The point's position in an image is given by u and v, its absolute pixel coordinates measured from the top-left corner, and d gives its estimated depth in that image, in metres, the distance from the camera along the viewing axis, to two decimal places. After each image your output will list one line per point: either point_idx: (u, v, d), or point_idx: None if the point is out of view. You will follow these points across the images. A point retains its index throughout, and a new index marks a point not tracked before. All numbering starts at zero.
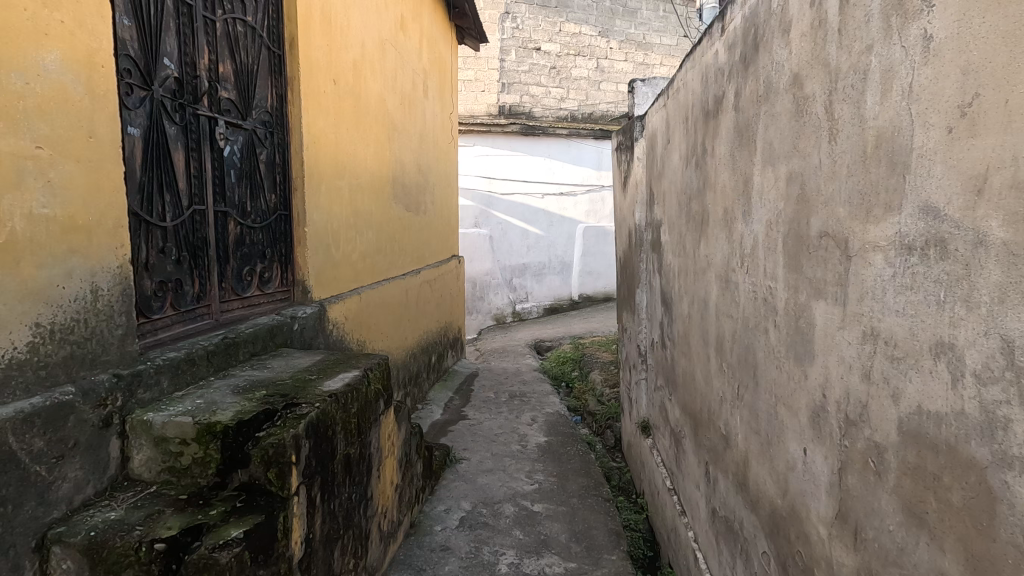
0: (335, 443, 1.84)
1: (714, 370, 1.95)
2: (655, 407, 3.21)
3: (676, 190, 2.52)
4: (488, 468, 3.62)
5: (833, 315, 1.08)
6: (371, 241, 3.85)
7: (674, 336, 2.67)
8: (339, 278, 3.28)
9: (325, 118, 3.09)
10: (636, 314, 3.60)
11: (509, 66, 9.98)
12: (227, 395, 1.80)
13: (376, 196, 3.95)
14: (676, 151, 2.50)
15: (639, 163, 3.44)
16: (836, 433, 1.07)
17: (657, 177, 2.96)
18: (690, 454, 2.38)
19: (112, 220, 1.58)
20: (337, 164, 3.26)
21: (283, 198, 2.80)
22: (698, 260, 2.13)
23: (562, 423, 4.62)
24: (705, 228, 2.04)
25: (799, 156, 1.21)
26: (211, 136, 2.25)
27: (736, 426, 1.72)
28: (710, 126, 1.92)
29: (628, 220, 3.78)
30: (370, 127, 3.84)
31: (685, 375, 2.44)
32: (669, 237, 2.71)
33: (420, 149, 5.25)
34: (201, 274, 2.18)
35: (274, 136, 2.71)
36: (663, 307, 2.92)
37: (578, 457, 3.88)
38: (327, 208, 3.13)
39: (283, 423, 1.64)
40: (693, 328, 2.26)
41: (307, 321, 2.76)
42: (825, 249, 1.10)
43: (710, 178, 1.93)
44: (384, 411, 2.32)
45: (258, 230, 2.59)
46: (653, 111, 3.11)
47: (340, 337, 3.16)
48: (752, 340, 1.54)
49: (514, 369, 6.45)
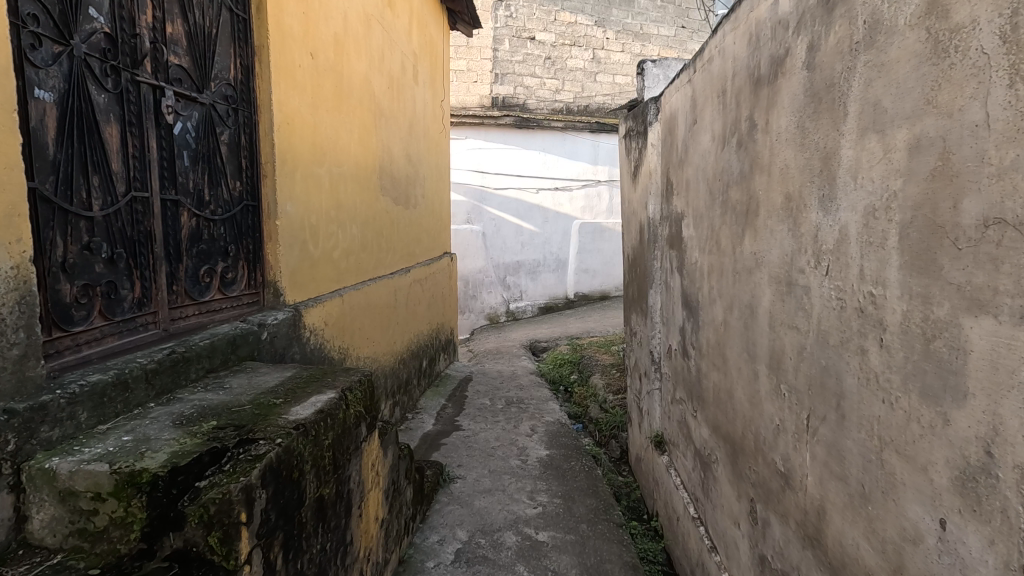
0: (304, 486, 1.48)
1: (766, 392, 1.61)
2: (673, 421, 2.88)
3: (706, 177, 2.17)
4: (485, 488, 3.27)
5: (1011, 341, 0.75)
6: (355, 237, 3.47)
7: (701, 345, 2.33)
8: (319, 278, 2.91)
9: (301, 98, 2.71)
10: (649, 317, 3.27)
11: (502, 56, 9.62)
12: (165, 428, 1.43)
13: (360, 187, 3.58)
14: (707, 133, 2.16)
15: (653, 149, 3.09)
16: (1016, 512, 0.75)
17: (679, 165, 2.62)
18: (726, 486, 2.04)
19: (5, 208, 1.22)
20: (316, 150, 2.89)
21: (250, 186, 2.41)
22: (741, 257, 1.80)
23: (564, 434, 4.28)
24: (751, 221, 1.71)
25: (935, 115, 0.88)
26: (156, 109, 1.87)
27: (803, 465, 1.39)
28: (761, 96, 1.59)
29: (639, 214, 3.44)
30: (353, 110, 3.46)
31: (718, 390, 2.11)
32: (695, 233, 2.37)
33: (410, 138, 4.87)
34: (143, 275, 1.81)
35: (238, 113, 2.32)
36: (685, 310, 2.58)
37: (584, 474, 3.55)
38: (304, 200, 2.77)
39: (232, 469, 1.28)
40: (732, 338, 1.92)
41: (278, 328, 2.39)
42: (994, 244, 0.77)
43: (762, 159, 1.60)
44: (367, 437, 1.97)
45: (219, 223, 2.21)
46: (672, 90, 2.78)
47: (318, 345, 2.79)
48: (835, 361, 1.21)
49: (510, 372, 6.10)
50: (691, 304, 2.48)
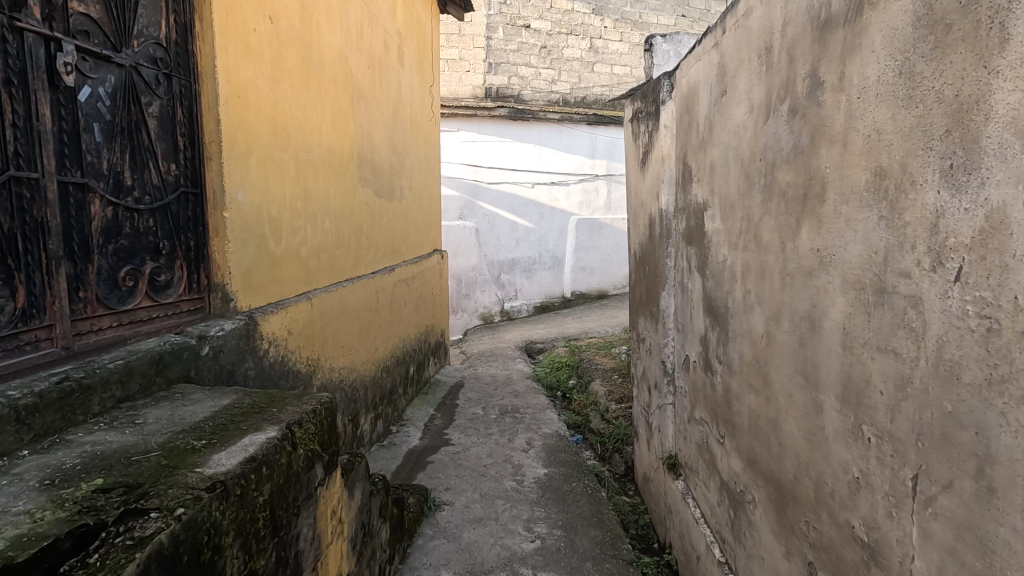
0: (221, 567, 1.09)
1: (834, 432, 1.25)
2: (692, 443, 2.52)
3: (740, 158, 1.80)
4: (475, 517, 2.89)
5: None
6: (327, 232, 3.07)
7: (731, 361, 1.96)
8: (281, 280, 2.52)
9: (258, 68, 2.31)
10: (660, 323, 2.90)
11: (496, 44, 9.22)
12: (23, 494, 1.04)
13: (334, 175, 3.17)
14: (740, 104, 1.78)
15: (666, 132, 2.72)
16: None
17: (701, 147, 2.24)
18: (767, 537, 1.67)
19: None
20: (278, 130, 2.49)
21: (192, 170, 2.01)
22: (795, 256, 1.42)
23: (564, 449, 3.90)
24: (810, 209, 1.34)
25: None
26: (52, 67, 1.47)
27: (901, 543, 1.03)
28: (831, 44, 1.21)
29: (649, 206, 3.06)
30: (326, 88, 3.06)
31: (755, 418, 1.75)
32: (723, 226, 1.99)
33: (394, 124, 4.46)
34: (31, 279, 1.41)
35: (174, 80, 1.92)
36: (708, 317, 2.21)
37: (586, 498, 3.18)
38: (262, 187, 2.36)
39: (99, 562, 0.88)
40: (777, 357, 1.55)
41: (224, 341, 1.99)
42: None
43: (831, 126, 1.23)
44: (324, 480, 1.57)
45: (147, 214, 1.81)
46: (690, 61, 2.40)
47: (279, 358, 2.39)
48: (973, 409, 0.85)
49: (504, 377, 5.71)
50: (717, 310, 2.10)
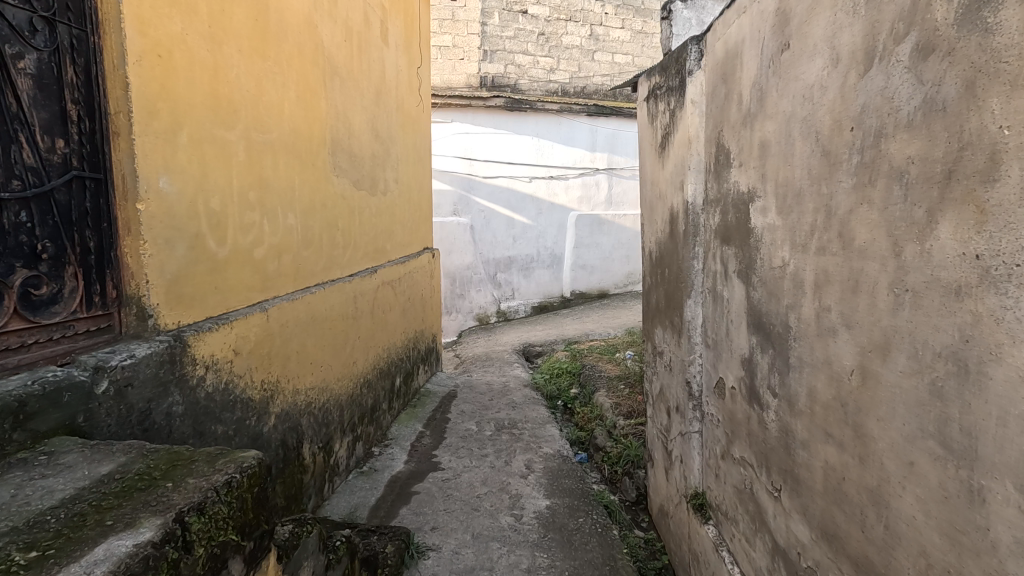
0: None
1: (1013, 543, 0.82)
2: (728, 485, 2.07)
3: (813, 131, 1.35)
4: (465, 567, 2.45)
5: None
6: (291, 228, 2.60)
7: (792, 397, 1.51)
8: (225, 288, 2.05)
9: (190, 23, 1.84)
10: (684, 336, 2.44)
11: (491, 31, 8.75)
12: None
13: (300, 162, 2.70)
14: (814, 59, 1.33)
15: (693, 109, 2.25)
16: None
17: (746, 122, 1.78)
18: None
19: None
20: (221, 104, 2.02)
21: (93, 147, 1.54)
22: (922, 265, 0.98)
23: (567, 474, 3.44)
24: (958, 198, 0.89)
25: None
26: None
27: None
28: None
29: (670, 198, 2.60)
30: (288, 58, 2.58)
31: (835, 480, 1.30)
32: (781, 222, 1.55)
33: (377, 108, 3.98)
34: None
35: (59, 26, 1.44)
36: (757, 336, 1.76)
37: (595, 538, 2.74)
38: (198, 174, 1.89)
39: None
40: (881, 406, 1.11)
41: (134, 371, 1.52)
42: None
43: (1017, 62, 0.78)
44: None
45: (16, 205, 1.35)
46: (728, 17, 1.94)
47: (219, 386, 1.93)
48: None
49: (501, 386, 5.26)
50: (770, 328, 1.65)
